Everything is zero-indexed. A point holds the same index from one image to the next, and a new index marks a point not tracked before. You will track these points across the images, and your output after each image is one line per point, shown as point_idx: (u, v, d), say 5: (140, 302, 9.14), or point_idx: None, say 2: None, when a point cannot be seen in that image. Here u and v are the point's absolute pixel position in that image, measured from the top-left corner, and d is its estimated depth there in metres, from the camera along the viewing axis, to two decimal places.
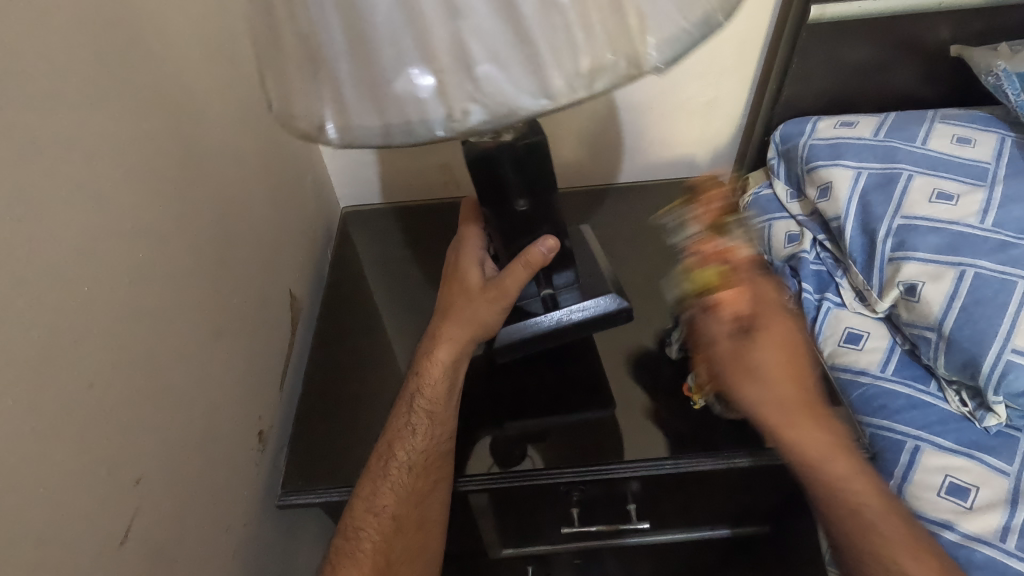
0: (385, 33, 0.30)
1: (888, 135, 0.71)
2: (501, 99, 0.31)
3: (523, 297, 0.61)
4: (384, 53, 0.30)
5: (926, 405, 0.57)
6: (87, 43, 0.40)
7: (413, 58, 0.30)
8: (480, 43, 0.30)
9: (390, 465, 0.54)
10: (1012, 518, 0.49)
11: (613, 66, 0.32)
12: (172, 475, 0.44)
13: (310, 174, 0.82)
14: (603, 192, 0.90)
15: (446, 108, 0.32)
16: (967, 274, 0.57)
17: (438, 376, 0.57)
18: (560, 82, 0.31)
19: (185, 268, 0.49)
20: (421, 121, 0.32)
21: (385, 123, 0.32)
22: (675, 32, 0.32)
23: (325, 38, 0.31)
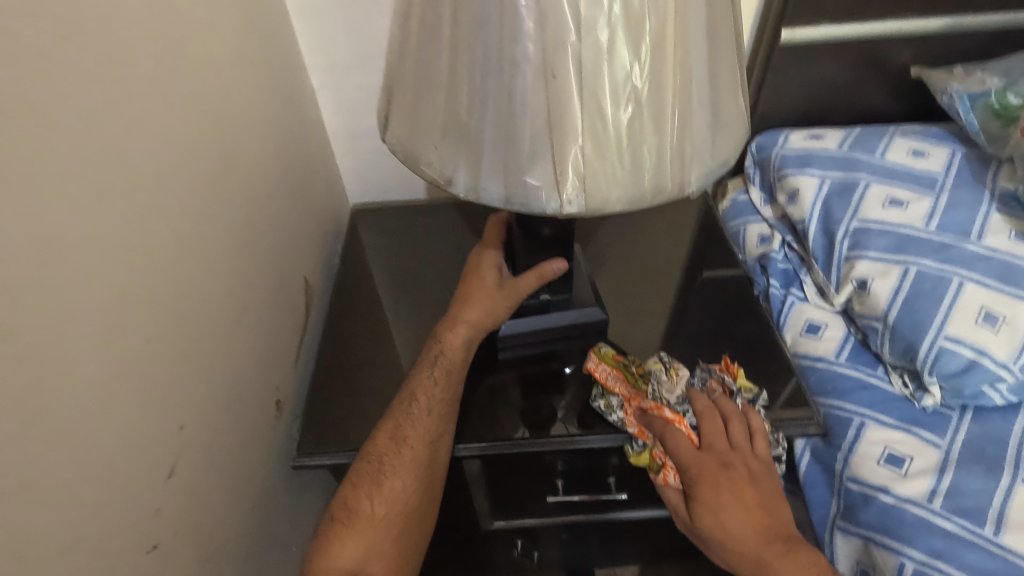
0: (529, 134, 0.40)
1: (851, 147, 0.78)
2: (599, 196, 0.41)
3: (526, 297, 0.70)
4: (522, 150, 0.41)
5: (874, 387, 0.64)
6: (151, 50, 0.47)
7: (544, 159, 0.40)
8: (602, 168, 0.40)
9: (412, 407, 0.62)
10: (940, 483, 0.56)
11: (666, 190, 0.43)
12: (207, 426, 0.51)
13: (324, 172, 0.90)
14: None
15: (559, 200, 0.41)
16: (910, 271, 0.64)
17: (457, 344, 0.66)
18: (634, 195, 0.42)
19: (219, 249, 0.56)
20: (537, 199, 0.41)
21: (508, 193, 0.42)
22: (704, 172, 0.45)
23: (479, 124, 0.41)
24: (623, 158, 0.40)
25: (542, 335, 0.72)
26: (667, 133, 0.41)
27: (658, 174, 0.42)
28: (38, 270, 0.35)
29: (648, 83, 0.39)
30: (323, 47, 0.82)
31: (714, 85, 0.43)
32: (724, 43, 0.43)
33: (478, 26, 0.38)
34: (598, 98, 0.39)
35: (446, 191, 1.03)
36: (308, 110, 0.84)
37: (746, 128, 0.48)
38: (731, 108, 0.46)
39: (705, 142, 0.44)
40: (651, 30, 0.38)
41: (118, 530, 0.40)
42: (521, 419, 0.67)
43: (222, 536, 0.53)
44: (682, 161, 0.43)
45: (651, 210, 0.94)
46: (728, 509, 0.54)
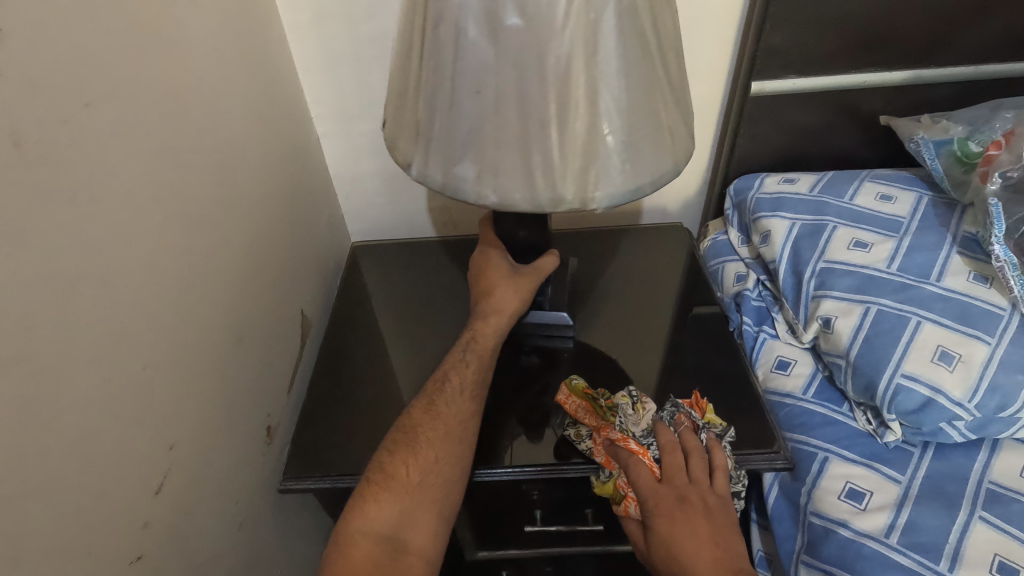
0: (460, 135, 0.48)
1: (821, 191, 0.82)
2: (510, 196, 0.49)
3: None
4: (454, 146, 0.49)
5: (838, 422, 0.66)
6: (165, 112, 0.53)
7: (470, 157, 0.49)
8: (513, 169, 0.49)
9: (445, 386, 0.65)
10: (898, 518, 0.57)
11: (569, 202, 0.50)
12: (197, 447, 0.55)
13: (326, 210, 0.96)
14: (612, 232, 1.02)
15: (479, 191, 0.50)
16: (871, 310, 0.67)
17: (489, 333, 0.69)
18: (540, 199, 0.50)
19: (220, 283, 0.62)
20: (464, 190, 0.50)
21: (444, 181, 0.50)
22: (612, 193, 0.51)
23: (427, 125, 0.50)
24: (530, 162, 0.48)
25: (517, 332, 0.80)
26: (573, 149, 0.48)
27: (560, 185, 0.49)
28: (49, 306, 0.40)
29: (558, 103, 0.47)
30: (328, 98, 0.89)
31: (636, 126, 0.49)
32: (647, 91, 0.49)
33: (434, 46, 0.47)
34: (513, 112, 0.47)
35: (442, 229, 1.08)
36: (312, 155, 0.91)
37: (674, 168, 0.53)
38: (653, 145, 0.51)
39: (615, 168, 0.50)
40: (556, 66, 0.45)
41: (107, 538, 0.44)
42: (502, 446, 0.70)
43: (209, 551, 0.56)
44: (587, 176, 0.50)
45: (636, 249, 0.98)
46: (684, 539, 0.57)
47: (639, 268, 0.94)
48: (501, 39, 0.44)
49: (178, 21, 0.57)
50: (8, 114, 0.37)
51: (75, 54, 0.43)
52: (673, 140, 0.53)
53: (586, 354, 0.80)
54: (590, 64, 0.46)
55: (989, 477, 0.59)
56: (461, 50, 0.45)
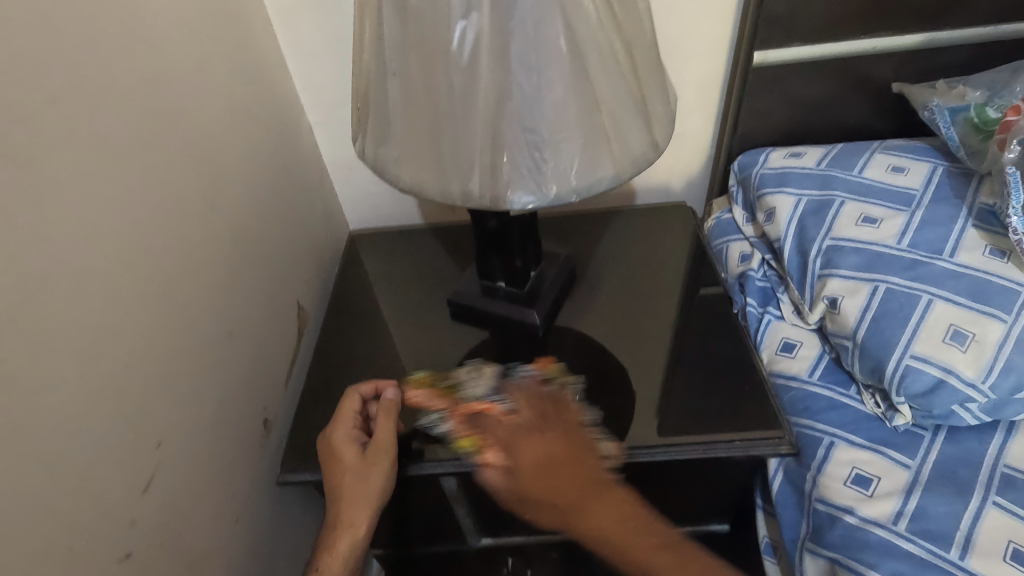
0: (382, 119, 0.53)
1: (828, 165, 0.78)
2: (419, 184, 0.53)
3: (489, 282, 0.82)
4: (379, 129, 0.54)
5: (845, 406, 0.64)
6: (137, 105, 0.52)
7: (387, 140, 0.53)
8: (421, 155, 0.52)
9: (337, 459, 0.64)
10: (906, 504, 0.55)
11: (478, 198, 0.51)
12: (187, 443, 0.55)
13: (320, 200, 0.95)
14: (607, 215, 0.99)
15: (397, 176, 0.54)
16: (879, 289, 0.64)
17: (347, 414, 0.68)
18: (448, 190, 0.52)
19: (207, 280, 0.61)
20: (387, 170, 0.54)
21: (374, 161, 0.55)
22: (524, 199, 0.50)
23: (367, 108, 0.55)
24: (436, 149, 0.51)
25: (499, 323, 0.82)
26: (480, 144, 0.50)
27: (468, 179, 0.51)
28: (18, 307, 0.39)
29: (463, 92, 0.48)
30: (318, 85, 0.88)
31: (558, 133, 0.49)
32: (576, 98, 0.49)
33: (371, 31, 0.51)
34: (421, 95, 0.50)
35: (440, 216, 1.07)
36: (303, 145, 0.89)
37: (613, 179, 0.52)
38: (579, 153, 0.50)
39: (526, 169, 0.50)
40: (454, 53, 0.47)
41: (93, 537, 0.44)
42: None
43: (203, 546, 0.57)
44: (496, 176, 0.50)
45: (634, 230, 0.96)
46: (567, 476, 0.59)
47: (638, 252, 0.92)
48: (411, 22, 0.47)
49: (148, 10, 0.55)
50: None
51: (35, 49, 0.42)
52: (611, 153, 0.52)
53: (581, 343, 0.79)
54: (498, 64, 0.47)
55: (1003, 460, 0.56)
56: (384, 42, 0.50)
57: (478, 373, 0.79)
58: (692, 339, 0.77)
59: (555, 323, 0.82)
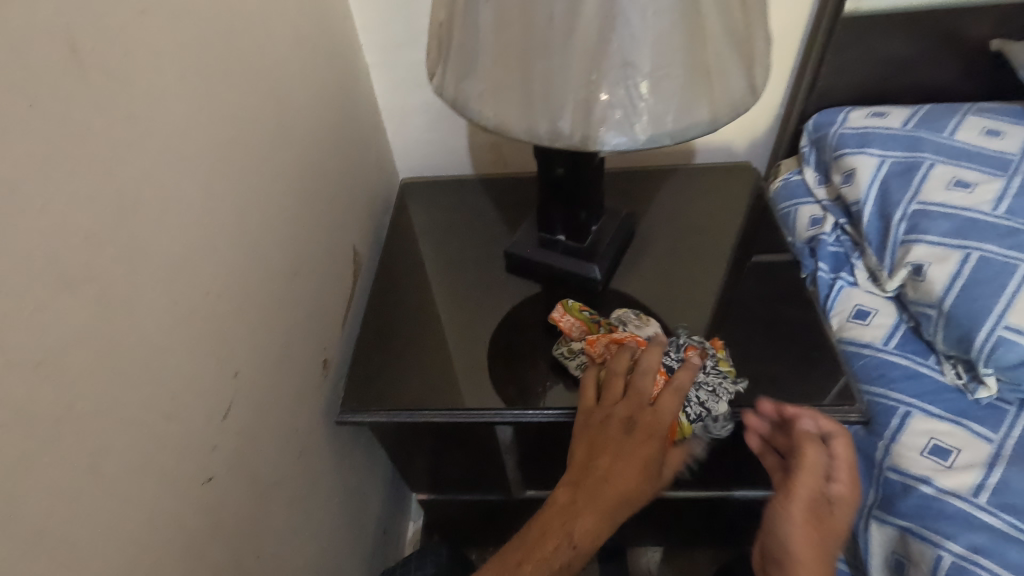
0: (468, 50, 0.51)
1: (916, 126, 0.74)
2: (505, 121, 0.50)
3: (548, 234, 0.80)
4: (463, 61, 0.51)
5: (923, 376, 0.62)
6: (215, 28, 0.50)
7: (472, 73, 0.51)
8: (508, 90, 0.49)
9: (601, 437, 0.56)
10: (988, 477, 0.53)
11: (568, 137, 0.49)
12: (259, 376, 0.55)
13: (374, 145, 0.93)
14: (666, 173, 0.96)
15: (479, 112, 0.51)
16: (971, 256, 0.61)
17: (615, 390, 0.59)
18: (535, 127, 0.49)
19: (276, 215, 0.60)
20: (468, 105, 0.52)
21: (455, 96, 0.53)
22: (617, 139, 0.48)
23: (451, 38, 0.52)
24: (526, 84, 0.48)
25: (556, 277, 0.81)
26: (574, 78, 0.47)
27: (557, 116, 0.48)
28: (115, 225, 0.39)
29: (561, 20, 0.45)
30: (378, 23, 0.85)
31: (657, 68, 0.46)
32: (681, 30, 0.45)
33: None
34: (515, 23, 0.47)
35: (491, 168, 1.04)
36: (361, 86, 0.87)
37: (709, 122, 0.49)
38: (677, 91, 0.47)
39: (622, 107, 0.47)
40: None
41: (180, 458, 0.45)
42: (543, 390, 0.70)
43: (272, 477, 0.57)
44: (589, 113, 0.48)
45: (695, 190, 0.93)
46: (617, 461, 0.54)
47: (700, 212, 0.89)
48: None
49: None
50: (63, 15, 0.35)
51: None
52: (709, 96, 0.49)
53: (636, 303, 0.77)
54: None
55: None
56: None
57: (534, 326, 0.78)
58: (758, 301, 0.74)
59: (613, 280, 0.81)
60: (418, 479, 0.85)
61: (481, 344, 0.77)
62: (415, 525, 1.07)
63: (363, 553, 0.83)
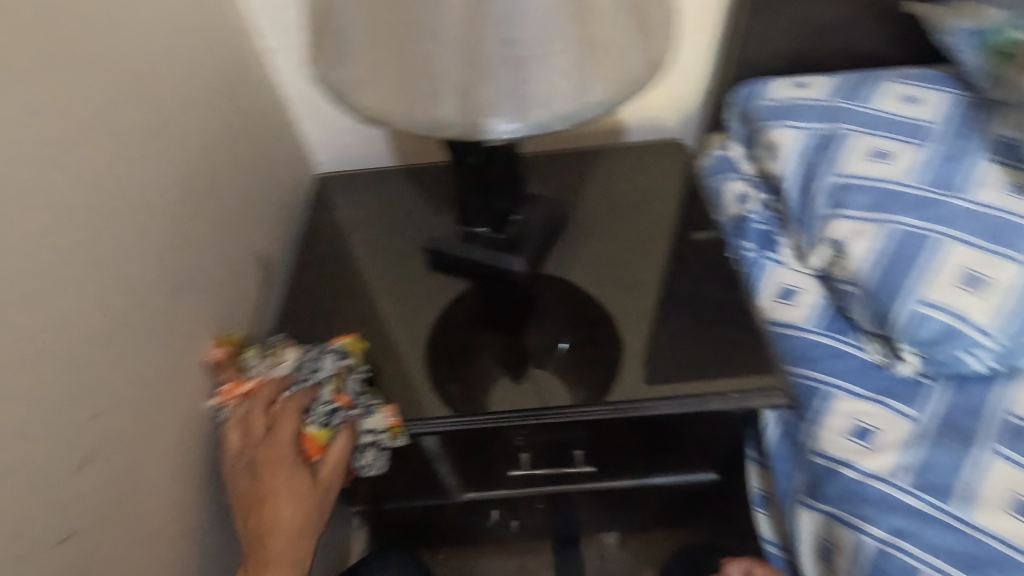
0: (336, 36, 0.46)
1: (836, 95, 0.72)
2: (382, 111, 0.45)
3: (468, 226, 0.75)
4: (334, 47, 0.46)
5: (846, 355, 0.61)
6: (20, 24, 0.44)
7: (345, 59, 0.46)
8: (383, 76, 0.44)
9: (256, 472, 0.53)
10: (909, 457, 0.53)
11: (451, 127, 0.44)
12: (129, 411, 0.50)
13: (281, 139, 0.86)
14: (595, 153, 0.92)
15: (354, 103, 0.46)
16: (889, 230, 0.59)
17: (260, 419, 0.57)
18: (416, 117, 0.44)
19: (143, 228, 0.54)
20: (343, 95, 0.47)
21: (326, 89, 0.48)
22: (506, 126, 0.43)
23: (319, 22, 0.47)
24: (402, 68, 0.43)
25: (482, 271, 0.77)
26: (454, 60, 0.42)
27: (438, 104, 0.43)
28: None
29: None
30: (268, 6, 0.78)
31: (543, 46, 0.42)
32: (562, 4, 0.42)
33: None
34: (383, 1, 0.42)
35: (416, 156, 0.98)
36: (256, 75, 0.80)
37: (608, 103, 0.45)
38: (568, 71, 0.44)
39: (509, 90, 0.43)
40: None
41: (19, 519, 0.40)
42: (478, 388, 0.67)
43: (157, 517, 0.53)
44: (472, 99, 0.43)
45: (625, 170, 0.89)
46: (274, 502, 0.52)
47: (629, 193, 0.86)
48: None
49: None
50: None
51: None
52: (600, 74, 0.45)
53: (563, 294, 0.74)
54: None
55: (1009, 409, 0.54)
56: None
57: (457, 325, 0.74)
58: (687, 285, 0.72)
59: (541, 271, 0.77)
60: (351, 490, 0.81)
61: (412, 346, 0.72)
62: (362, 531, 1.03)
63: None
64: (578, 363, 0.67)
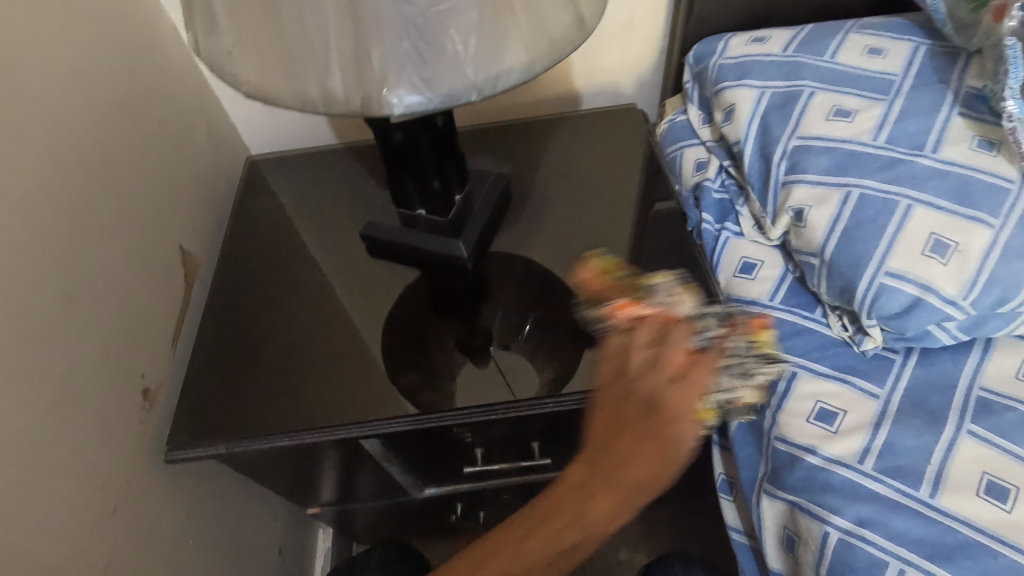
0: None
1: (796, 50, 0.67)
2: (267, 87, 0.39)
3: (404, 209, 0.69)
4: (205, 11, 0.40)
5: (809, 331, 0.57)
6: None
7: (218, 24, 0.39)
8: (263, 46, 0.38)
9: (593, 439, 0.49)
10: (874, 440, 0.49)
11: (347, 102, 0.39)
12: (15, 438, 0.45)
13: (203, 123, 0.79)
14: (547, 123, 0.86)
15: (237, 77, 0.40)
16: (851, 195, 0.54)
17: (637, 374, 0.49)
18: (305, 92, 0.39)
19: (19, 233, 0.48)
20: (222, 68, 0.41)
21: (205, 60, 0.41)
22: (410, 101, 0.39)
23: None
24: (281, 35, 0.38)
25: (422, 257, 0.71)
26: (340, 25, 0.37)
27: (329, 77, 0.38)
28: None
29: None
30: None
31: (442, 3, 0.37)
32: None
33: None
34: None
35: (357, 135, 0.91)
36: (166, 51, 0.72)
37: (525, 67, 0.40)
38: (475, 32, 0.38)
39: (407, 59, 0.38)
40: None
41: None
42: (446, 374, 0.63)
43: (65, 549, 0.48)
44: (367, 70, 0.38)
45: (579, 140, 0.84)
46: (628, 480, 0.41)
47: (584, 165, 0.80)
48: None
49: None
50: None
51: None
52: (510, 41, 0.40)
53: (517, 279, 0.70)
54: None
55: (979, 382, 0.51)
56: None
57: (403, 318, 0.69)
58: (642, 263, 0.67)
59: (491, 252, 0.73)
60: (302, 495, 0.77)
61: (375, 334, 0.68)
62: (326, 531, 1.00)
63: None
64: (541, 345, 0.64)
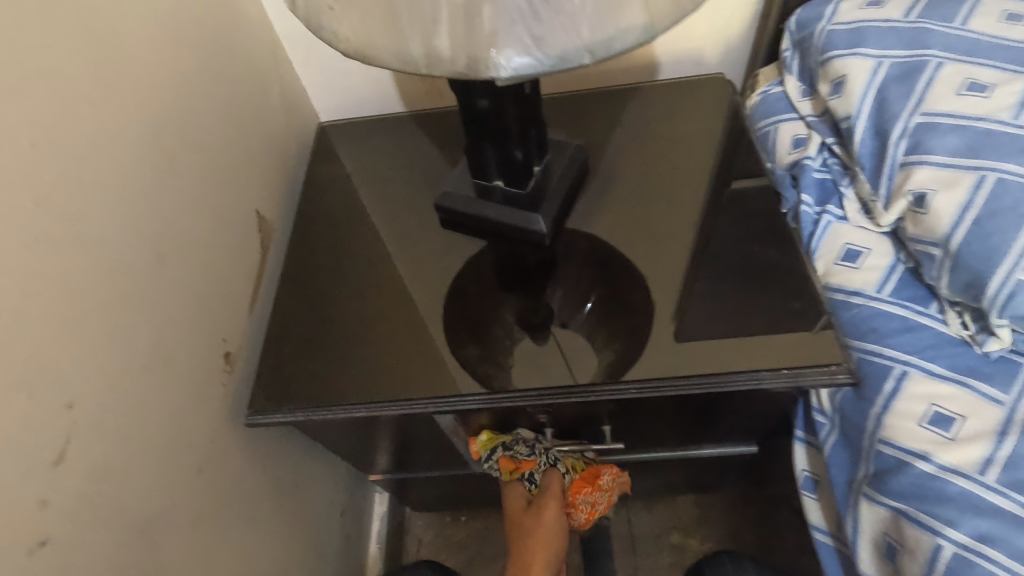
0: None
1: (921, 15, 0.60)
2: (367, 44, 0.37)
3: (481, 179, 0.67)
4: None
5: (922, 328, 0.52)
6: None
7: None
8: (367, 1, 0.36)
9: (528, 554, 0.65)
10: (998, 450, 0.45)
11: (450, 61, 0.36)
12: (110, 397, 0.45)
13: (276, 84, 0.78)
14: (625, 92, 0.81)
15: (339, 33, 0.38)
16: (987, 179, 0.49)
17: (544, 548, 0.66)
18: (408, 51, 0.36)
19: (113, 192, 0.47)
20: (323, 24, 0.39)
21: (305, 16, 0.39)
22: (516, 62, 0.36)
23: None
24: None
25: (496, 230, 0.69)
26: None
27: (433, 31, 0.36)
28: None
29: None
30: None
31: None
32: None
33: None
34: None
35: (425, 101, 0.89)
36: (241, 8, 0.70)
37: (641, 31, 0.37)
38: None
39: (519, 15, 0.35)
40: None
41: None
42: (502, 350, 0.61)
43: (157, 505, 0.49)
44: (474, 27, 0.35)
45: (660, 110, 0.79)
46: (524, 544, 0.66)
47: (666, 136, 0.76)
48: None
49: None
50: None
51: None
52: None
53: (594, 254, 0.67)
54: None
55: None
56: None
57: (476, 291, 0.67)
58: (732, 242, 0.63)
59: (565, 224, 0.70)
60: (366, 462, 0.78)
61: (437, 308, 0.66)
62: (383, 494, 1.00)
63: (311, 545, 0.76)
64: (600, 324, 0.61)
